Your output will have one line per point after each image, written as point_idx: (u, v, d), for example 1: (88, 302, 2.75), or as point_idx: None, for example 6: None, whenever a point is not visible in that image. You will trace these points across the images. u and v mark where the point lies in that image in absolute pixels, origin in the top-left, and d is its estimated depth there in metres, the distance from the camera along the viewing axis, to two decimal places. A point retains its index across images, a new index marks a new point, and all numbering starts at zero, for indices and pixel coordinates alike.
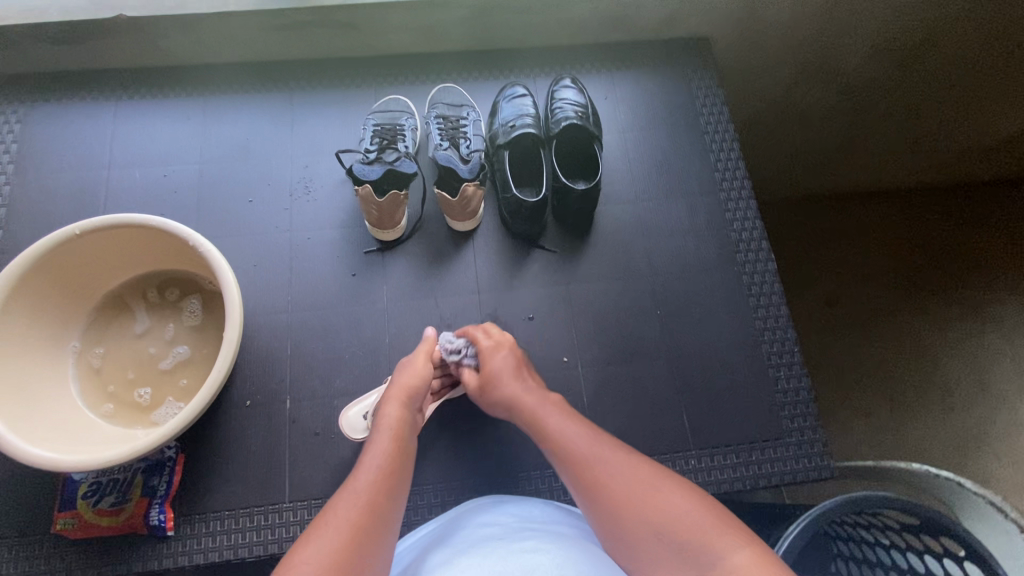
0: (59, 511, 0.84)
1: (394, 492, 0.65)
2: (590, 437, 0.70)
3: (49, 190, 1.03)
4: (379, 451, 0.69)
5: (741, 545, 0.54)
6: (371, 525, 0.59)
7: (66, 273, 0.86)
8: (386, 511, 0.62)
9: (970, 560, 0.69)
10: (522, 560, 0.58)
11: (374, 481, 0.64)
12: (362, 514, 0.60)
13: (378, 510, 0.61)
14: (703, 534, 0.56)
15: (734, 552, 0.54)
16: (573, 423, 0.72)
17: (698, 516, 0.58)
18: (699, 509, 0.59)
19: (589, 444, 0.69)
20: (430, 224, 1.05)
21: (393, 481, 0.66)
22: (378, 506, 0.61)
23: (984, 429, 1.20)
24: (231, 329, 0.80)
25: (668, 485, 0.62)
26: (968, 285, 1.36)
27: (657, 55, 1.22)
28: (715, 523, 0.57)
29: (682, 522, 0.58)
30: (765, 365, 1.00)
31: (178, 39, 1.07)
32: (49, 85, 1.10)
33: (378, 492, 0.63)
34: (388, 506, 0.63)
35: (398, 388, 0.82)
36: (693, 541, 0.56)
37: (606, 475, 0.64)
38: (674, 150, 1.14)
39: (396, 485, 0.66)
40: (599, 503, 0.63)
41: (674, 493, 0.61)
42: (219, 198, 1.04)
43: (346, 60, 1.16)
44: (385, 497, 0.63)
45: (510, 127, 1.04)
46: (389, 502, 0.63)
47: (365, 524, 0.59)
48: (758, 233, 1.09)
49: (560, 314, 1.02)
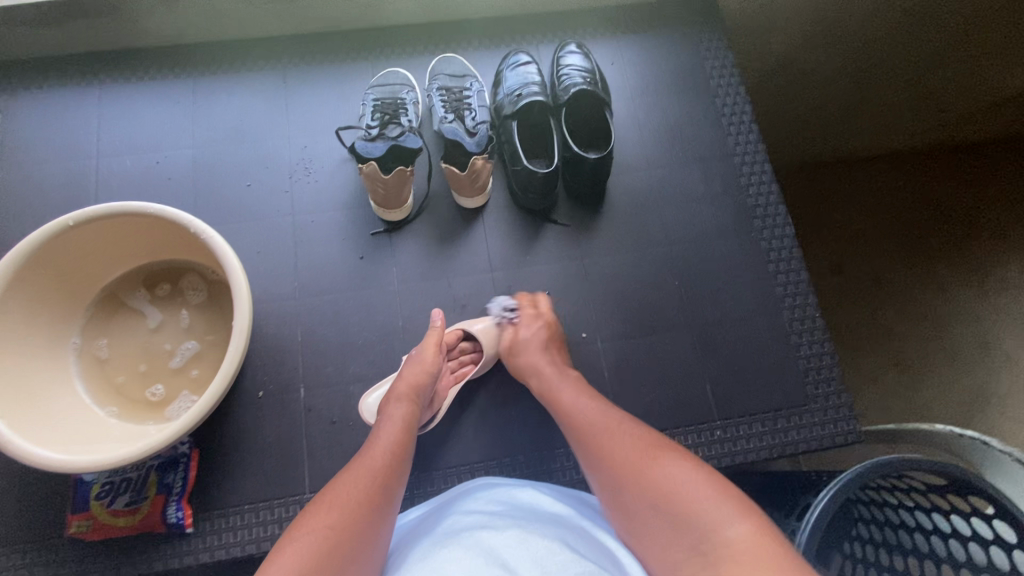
0: (72, 513, 0.81)
1: (399, 468, 0.64)
2: (606, 411, 0.69)
3: (37, 182, 0.98)
4: (390, 430, 0.69)
5: (738, 518, 0.52)
6: (377, 499, 0.58)
7: (62, 267, 0.81)
8: (392, 488, 0.61)
9: (998, 517, 0.68)
10: (526, 545, 0.56)
11: (381, 456, 0.64)
12: (370, 486, 0.59)
13: (384, 483, 0.60)
14: (698, 505, 0.54)
15: (728, 525, 0.51)
16: (590, 399, 0.72)
17: (696, 487, 0.55)
18: (699, 480, 0.56)
19: (603, 417, 0.68)
20: (438, 202, 1.02)
21: (399, 459, 0.65)
22: (385, 480, 0.61)
23: (990, 387, 1.23)
24: (241, 317, 0.77)
25: (673, 456, 0.60)
26: (977, 245, 1.36)
27: (664, 16, 1.17)
28: (713, 496, 0.54)
29: (679, 493, 0.55)
30: (787, 332, 0.99)
31: (163, 17, 1.02)
32: (27, 70, 1.04)
33: (386, 466, 0.63)
34: (394, 483, 0.62)
35: (407, 381, 0.79)
36: (686, 512, 0.54)
37: (613, 447, 0.63)
38: (684, 115, 1.11)
39: (402, 463, 0.65)
40: (604, 476, 0.62)
41: (676, 464, 0.59)
42: (216, 183, 1.00)
43: (340, 33, 1.10)
44: (393, 472, 0.62)
45: (517, 96, 1.00)
46: (396, 479, 0.62)
47: (371, 497, 0.58)
48: (775, 197, 1.06)
49: (576, 289, 0.99)
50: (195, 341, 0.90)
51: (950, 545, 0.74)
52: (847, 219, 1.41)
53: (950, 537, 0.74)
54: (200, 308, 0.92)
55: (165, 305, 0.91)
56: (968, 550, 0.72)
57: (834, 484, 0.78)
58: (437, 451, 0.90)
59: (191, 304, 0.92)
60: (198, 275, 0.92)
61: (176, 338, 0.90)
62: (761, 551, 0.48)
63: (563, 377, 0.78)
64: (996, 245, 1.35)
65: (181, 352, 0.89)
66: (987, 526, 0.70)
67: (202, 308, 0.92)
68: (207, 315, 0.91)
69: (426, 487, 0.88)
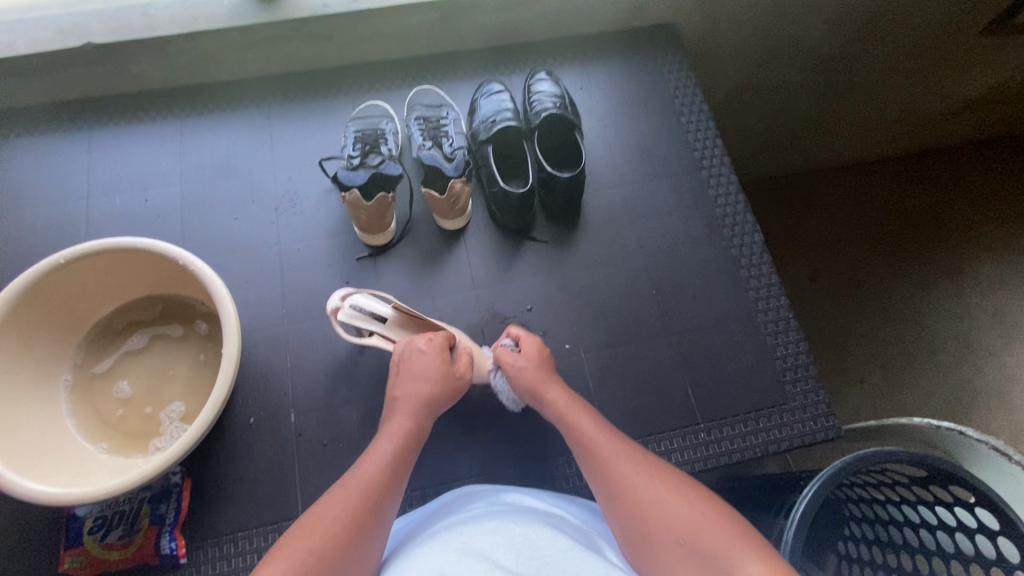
0: (66, 549, 0.81)
1: (391, 483, 0.66)
2: (628, 451, 0.69)
3: (27, 226, 1.01)
4: (386, 442, 0.71)
5: (755, 555, 0.52)
6: (368, 513, 0.62)
7: (52, 306, 0.84)
8: (385, 501, 0.64)
9: (981, 506, 0.70)
10: (501, 533, 0.58)
11: (372, 474, 0.66)
12: (358, 505, 0.62)
13: (373, 501, 0.63)
14: (717, 545, 0.55)
15: (746, 560, 0.52)
16: (608, 433, 0.73)
17: (720, 528, 0.56)
18: (721, 521, 0.57)
19: (625, 459, 0.68)
20: (419, 226, 1.05)
21: (390, 478, 0.66)
22: (375, 494, 0.64)
23: (973, 384, 1.26)
24: (229, 344, 0.79)
25: (697, 499, 0.61)
26: (945, 247, 1.41)
27: (627, 44, 1.24)
28: (733, 535, 0.55)
29: (701, 532, 0.57)
30: (762, 334, 1.02)
31: (149, 63, 1.06)
32: (17, 120, 1.08)
33: (375, 483, 0.65)
34: (387, 497, 0.65)
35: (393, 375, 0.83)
36: (708, 553, 0.55)
37: (638, 491, 0.64)
38: (651, 133, 1.16)
39: (396, 478, 0.67)
40: (628, 517, 0.63)
41: (701, 505, 0.60)
42: (203, 219, 1.03)
43: (320, 72, 1.16)
44: (383, 489, 0.65)
45: (491, 122, 1.05)
46: (389, 492, 0.65)
47: (361, 509, 0.62)
48: (742, 206, 1.11)
49: (557, 303, 1.02)
50: (182, 403, 0.89)
51: (937, 537, 0.76)
52: (817, 227, 1.46)
53: (938, 530, 0.76)
54: (161, 330, 0.94)
55: (130, 328, 0.93)
56: (955, 540, 0.74)
57: (815, 482, 0.79)
58: (427, 468, 0.91)
59: (161, 325, 0.94)
60: (151, 297, 0.93)
61: (173, 389, 0.90)
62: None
63: (578, 408, 0.77)
64: (965, 246, 1.40)
65: (169, 417, 0.88)
66: (971, 516, 0.72)
67: (179, 336, 0.94)
68: (180, 344, 0.94)
69: (418, 505, 0.89)
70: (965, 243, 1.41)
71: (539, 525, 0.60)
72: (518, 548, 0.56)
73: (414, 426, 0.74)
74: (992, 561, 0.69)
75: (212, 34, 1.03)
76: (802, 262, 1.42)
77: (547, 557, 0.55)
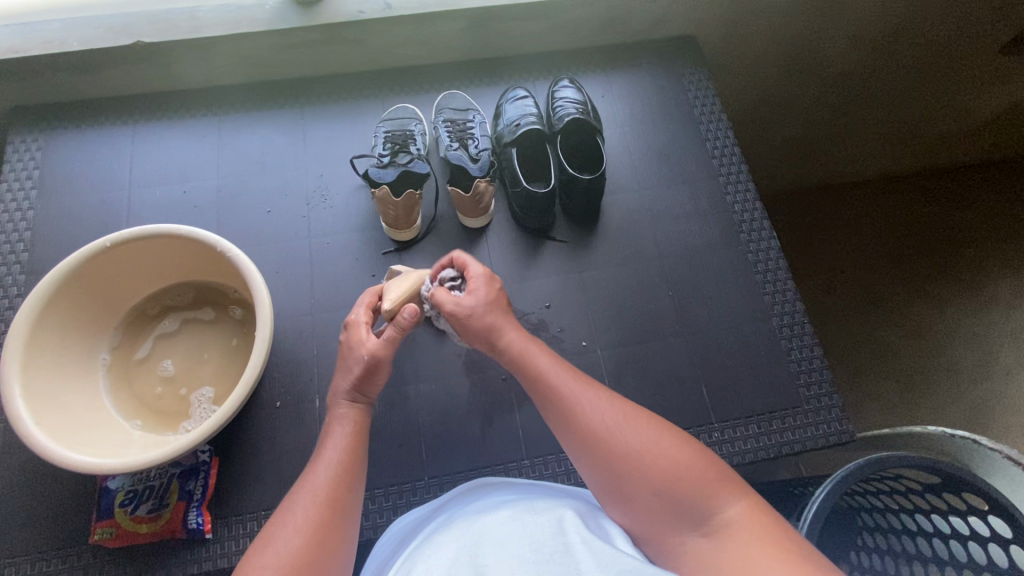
0: (97, 520, 0.84)
1: (350, 490, 0.65)
2: (591, 398, 0.68)
3: (73, 213, 1.06)
4: (335, 442, 0.69)
5: (733, 499, 0.58)
6: (331, 523, 0.60)
7: (96, 287, 0.88)
8: (348, 508, 0.63)
9: (993, 514, 0.71)
10: (515, 525, 0.59)
11: (328, 487, 0.63)
12: (322, 514, 0.60)
13: (337, 513, 0.61)
14: (695, 487, 0.59)
15: (726, 505, 0.58)
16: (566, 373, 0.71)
17: (695, 469, 0.60)
18: (696, 464, 0.61)
19: (594, 407, 0.67)
20: (444, 223, 1.09)
21: (349, 479, 0.65)
22: (335, 507, 0.62)
23: (989, 400, 1.26)
24: (263, 327, 0.82)
25: (666, 437, 0.64)
26: (960, 262, 1.42)
27: (649, 55, 1.28)
28: (710, 479, 0.59)
29: (681, 477, 0.60)
30: (777, 338, 1.04)
31: (193, 62, 1.11)
32: (67, 114, 1.14)
33: (335, 493, 0.63)
34: (346, 507, 0.63)
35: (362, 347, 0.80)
36: (691, 498, 0.59)
37: (613, 441, 0.64)
38: (671, 141, 1.20)
39: (354, 481, 0.66)
40: (603, 465, 0.64)
41: (673, 445, 0.63)
42: (238, 211, 1.08)
43: (353, 76, 1.21)
44: (344, 498, 0.63)
45: (516, 126, 1.09)
46: (349, 499, 0.64)
47: (324, 523, 0.60)
48: (759, 213, 1.13)
49: (576, 301, 1.05)
50: (212, 387, 0.93)
51: (951, 547, 0.77)
52: (832, 240, 1.47)
53: (951, 539, 0.77)
54: (190, 315, 0.98)
55: (165, 314, 0.97)
56: (968, 550, 0.75)
57: (825, 484, 0.81)
58: (446, 457, 0.93)
59: (195, 311, 0.98)
60: (183, 284, 0.97)
61: (204, 373, 0.94)
62: (757, 528, 0.55)
63: (531, 348, 0.75)
64: (980, 262, 1.41)
65: (200, 400, 0.92)
66: (983, 524, 0.73)
67: (212, 321, 0.98)
68: (210, 329, 0.97)
69: (436, 492, 0.91)
70: (981, 261, 1.42)
71: (553, 516, 0.61)
72: (531, 538, 0.57)
73: (361, 417, 0.73)
74: (1003, 569, 0.70)
75: (253, 36, 1.08)
76: (817, 274, 1.44)
77: (559, 545, 0.56)
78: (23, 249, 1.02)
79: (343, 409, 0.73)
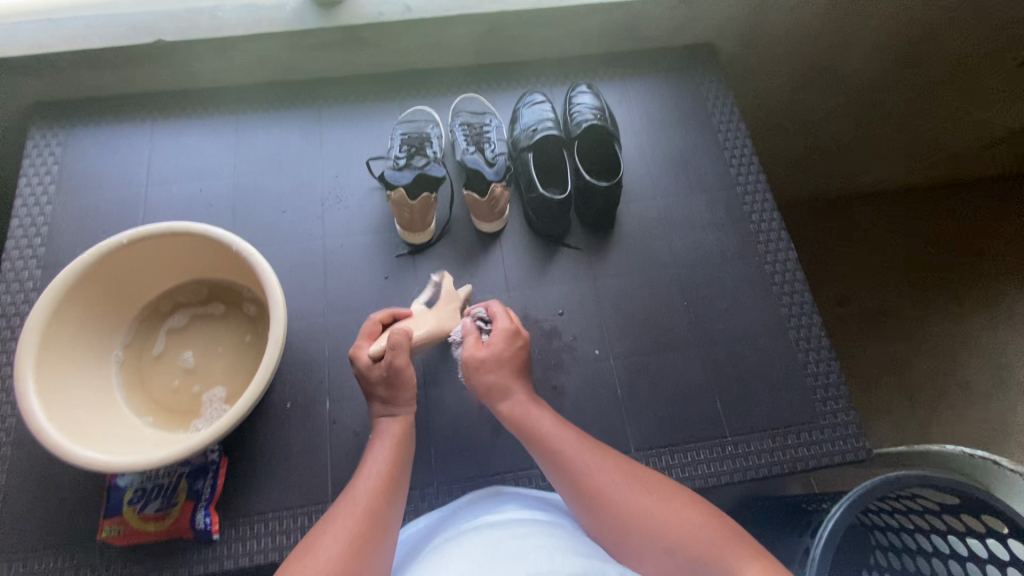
0: (105, 518, 0.84)
1: (391, 500, 0.64)
2: (596, 458, 0.68)
3: (89, 209, 1.07)
4: (380, 457, 0.70)
5: (752, 558, 0.53)
6: (371, 529, 0.59)
7: (111, 283, 0.88)
8: (388, 519, 0.62)
9: (1015, 537, 0.68)
10: (526, 537, 0.59)
11: (368, 497, 0.63)
12: (364, 521, 0.60)
13: (378, 522, 0.60)
14: (710, 549, 0.55)
15: (744, 563, 0.52)
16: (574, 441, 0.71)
17: (709, 531, 0.57)
18: (708, 526, 0.58)
19: (598, 467, 0.67)
20: (458, 227, 1.09)
21: (391, 493, 0.65)
22: (376, 515, 0.61)
23: (1007, 419, 1.23)
24: (276, 327, 0.81)
25: (676, 501, 0.62)
26: (979, 279, 1.39)
27: (667, 63, 1.27)
28: (725, 541, 0.56)
29: (692, 540, 0.57)
30: (793, 351, 1.02)
31: (212, 61, 1.12)
32: (87, 110, 1.14)
33: (376, 503, 0.62)
34: (388, 516, 0.62)
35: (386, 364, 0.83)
36: (704, 562, 0.55)
37: (619, 503, 0.63)
38: (688, 149, 1.19)
39: (396, 493, 0.66)
40: (610, 527, 0.62)
41: (681, 509, 0.61)
42: (253, 210, 1.08)
43: (370, 77, 1.21)
44: (384, 509, 0.62)
45: (533, 130, 1.08)
46: (389, 509, 0.63)
47: (365, 529, 0.59)
48: (777, 224, 1.12)
49: (589, 309, 1.04)
50: (223, 387, 0.93)
51: (968, 569, 0.74)
52: (851, 250, 1.44)
53: (968, 561, 0.74)
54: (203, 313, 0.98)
55: (178, 311, 0.97)
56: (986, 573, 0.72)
57: (842, 501, 0.79)
58: (456, 463, 0.93)
59: (209, 308, 0.98)
60: (196, 282, 0.97)
61: (215, 372, 0.94)
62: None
63: (537, 408, 0.76)
64: (1000, 279, 1.39)
65: (210, 399, 0.91)
66: (1005, 548, 0.70)
67: (225, 320, 0.98)
68: (222, 327, 0.97)
69: (444, 498, 0.90)
70: (1000, 277, 1.39)
71: (564, 534, 0.61)
72: (541, 550, 0.56)
73: (405, 433, 0.75)
74: None
75: (273, 36, 1.08)
76: (834, 285, 1.41)
77: (570, 558, 0.55)
78: (40, 244, 1.03)
79: (388, 426, 0.75)
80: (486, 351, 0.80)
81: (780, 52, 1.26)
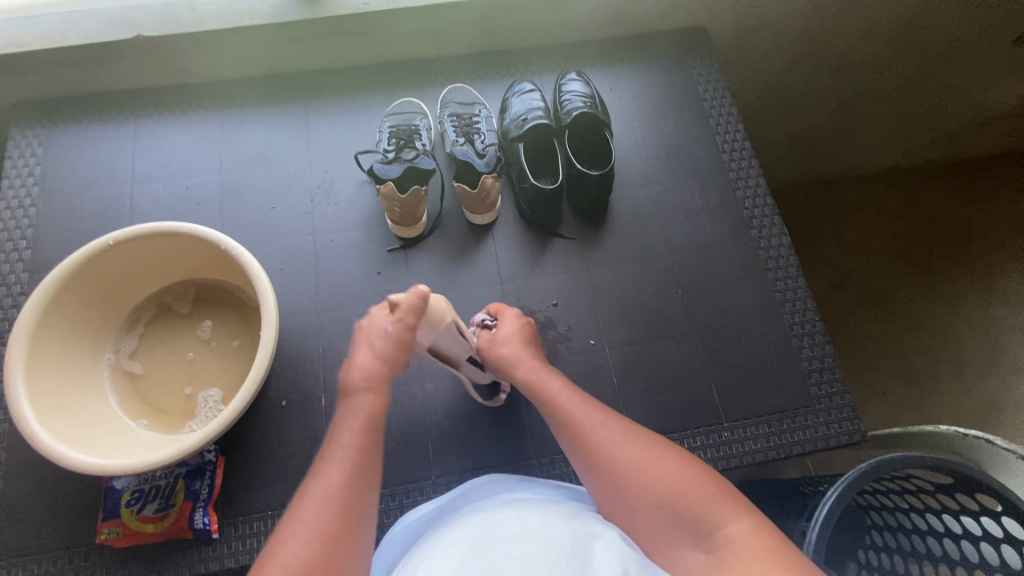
0: (104, 520, 0.84)
1: (364, 485, 0.62)
2: (600, 417, 0.68)
3: (75, 209, 1.05)
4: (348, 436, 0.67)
5: (736, 515, 0.55)
6: (352, 520, 0.58)
7: (99, 285, 0.88)
8: (363, 504, 0.60)
9: (1007, 514, 0.68)
10: (530, 517, 0.60)
11: (343, 481, 0.61)
12: (338, 510, 0.58)
13: (352, 515, 0.59)
14: (699, 504, 0.56)
15: (730, 521, 0.54)
16: (577, 397, 0.72)
17: (698, 487, 0.58)
18: (693, 478, 0.59)
19: (601, 426, 0.67)
20: (450, 219, 1.08)
21: (361, 477, 0.62)
22: (351, 502, 0.59)
23: (999, 397, 1.24)
24: (268, 326, 0.80)
25: (669, 457, 0.62)
26: (973, 259, 1.39)
27: (657, 47, 1.26)
28: (712, 496, 0.57)
29: (682, 493, 0.58)
30: (788, 336, 1.02)
31: (196, 55, 1.09)
32: (68, 109, 1.12)
33: (350, 491, 0.60)
34: (363, 502, 0.61)
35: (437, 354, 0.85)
36: (690, 514, 0.56)
37: (617, 464, 0.62)
38: (679, 134, 1.18)
39: (369, 475, 0.64)
40: (606, 485, 0.62)
41: (674, 467, 0.61)
42: (242, 207, 1.07)
43: (357, 69, 1.19)
44: (358, 496, 0.61)
45: (522, 120, 1.07)
46: (365, 496, 0.61)
47: (339, 521, 0.57)
48: (769, 208, 1.12)
49: (584, 298, 1.04)
50: (219, 388, 0.92)
51: (962, 546, 0.74)
52: (844, 233, 1.44)
53: (962, 539, 0.74)
54: (195, 313, 0.97)
55: (168, 313, 0.96)
56: (980, 550, 0.72)
57: (838, 482, 0.79)
58: (454, 455, 0.93)
59: (200, 309, 0.97)
60: (186, 282, 0.97)
61: (211, 373, 0.93)
62: (759, 540, 0.51)
63: (542, 370, 0.77)
64: (987, 257, 1.39)
65: (207, 400, 0.91)
66: (997, 524, 0.70)
67: (216, 320, 0.97)
68: (213, 327, 0.96)
69: (443, 491, 0.90)
70: (994, 254, 1.40)
71: (566, 516, 0.61)
72: (543, 533, 0.56)
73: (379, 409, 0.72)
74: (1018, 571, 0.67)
75: (255, 29, 1.06)
76: (828, 269, 1.41)
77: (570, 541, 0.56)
78: (26, 247, 1.01)
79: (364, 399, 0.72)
80: (496, 334, 0.84)
81: (770, 35, 1.23)
